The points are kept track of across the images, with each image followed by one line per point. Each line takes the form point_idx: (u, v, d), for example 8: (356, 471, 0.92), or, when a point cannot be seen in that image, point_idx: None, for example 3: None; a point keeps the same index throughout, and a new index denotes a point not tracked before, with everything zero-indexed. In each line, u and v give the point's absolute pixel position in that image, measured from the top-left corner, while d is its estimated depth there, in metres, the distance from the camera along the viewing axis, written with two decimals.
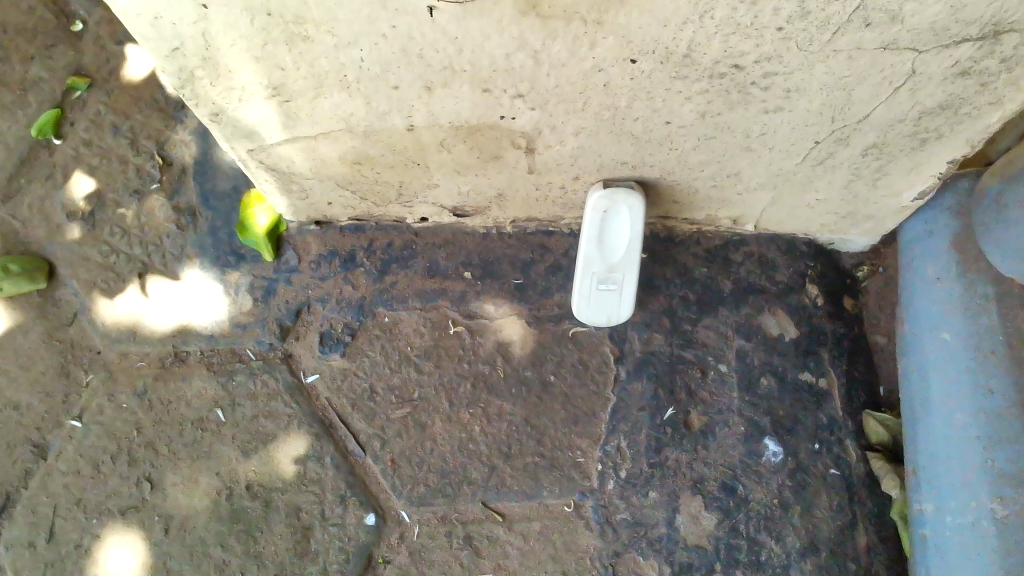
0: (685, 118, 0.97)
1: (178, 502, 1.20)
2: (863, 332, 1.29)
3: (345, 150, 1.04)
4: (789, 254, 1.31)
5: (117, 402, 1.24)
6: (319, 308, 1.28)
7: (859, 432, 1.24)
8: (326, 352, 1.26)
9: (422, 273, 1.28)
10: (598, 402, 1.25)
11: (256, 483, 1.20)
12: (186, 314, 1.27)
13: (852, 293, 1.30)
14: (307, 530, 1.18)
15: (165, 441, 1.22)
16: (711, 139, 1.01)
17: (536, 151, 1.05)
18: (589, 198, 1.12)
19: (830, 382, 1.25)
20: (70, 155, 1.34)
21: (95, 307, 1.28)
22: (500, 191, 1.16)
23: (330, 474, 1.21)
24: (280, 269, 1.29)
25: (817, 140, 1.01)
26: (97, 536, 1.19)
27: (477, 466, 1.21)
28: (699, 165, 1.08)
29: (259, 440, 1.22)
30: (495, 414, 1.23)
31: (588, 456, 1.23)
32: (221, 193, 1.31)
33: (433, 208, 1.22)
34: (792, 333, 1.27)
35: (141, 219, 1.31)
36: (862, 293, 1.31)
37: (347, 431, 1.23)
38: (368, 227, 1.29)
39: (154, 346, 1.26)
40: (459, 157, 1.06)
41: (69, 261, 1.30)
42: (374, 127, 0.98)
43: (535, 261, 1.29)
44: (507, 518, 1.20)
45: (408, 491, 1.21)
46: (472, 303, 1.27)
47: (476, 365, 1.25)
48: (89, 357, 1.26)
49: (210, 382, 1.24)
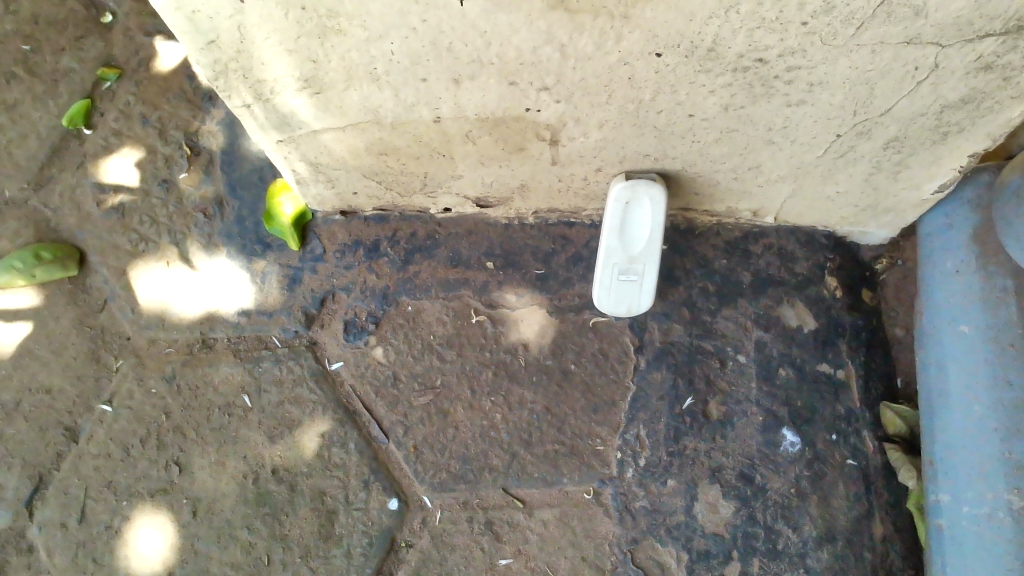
0: (708, 111, 0.98)
1: (206, 485, 1.22)
2: (881, 324, 1.30)
3: (372, 141, 1.06)
4: (809, 246, 1.32)
5: (146, 387, 1.26)
6: (344, 297, 1.30)
7: (876, 424, 1.25)
8: (350, 339, 1.28)
9: (444, 262, 1.30)
10: (618, 391, 1.26)
11: (282, 467, 1.23)
12: (213, 301, 1.30)
13: (870, 286, 1.31)
14: (331, 514, 1.21)
15: (193, 426, 1.25)
16: (734, 132, 1.03)
17: (559, 143, 1.06)
18: (611, 189, 1.13)
19: (848, 374, 1.27)
20: (101, 145, 1.37)
21: (124, 294, 1.30)
22: (523, 182, 1.18)
23: (354, 459, 1.23)
24: (305, 258, 1.31)
25: (839, 134, 1.02)
26: (127, 517, 1.22)
27: (499, 453, 1.24)
28: (721, 158, 1.09)
29: (285, 426, 1.24)
30: (516, 402, 1.25)
31: (607, 444, 1.24)
32: (248, 182, 1.33)
33: (456, 198, 1.24)
34: (810, 325, 1.29)
35: (169, 208, 1.33)
36: (881, 285, 1.32)
37: (371, 418, 1.25)
38: (391, 217, 1.31)
39: (182, 332, 1.28)
40: (483, 148, 1.07)
41: (99, 248, 1.32)
42: (401, 118, 1.00)
43: (557, 252, 1.31)
44: (527, 504, 1.22)
45: (430, 477, 1.23)
46: (494, 292, 1.29)
47: (498, 354, 1.27)
48: (119, 343, 1.29)
49: (237, 368, 1.26)
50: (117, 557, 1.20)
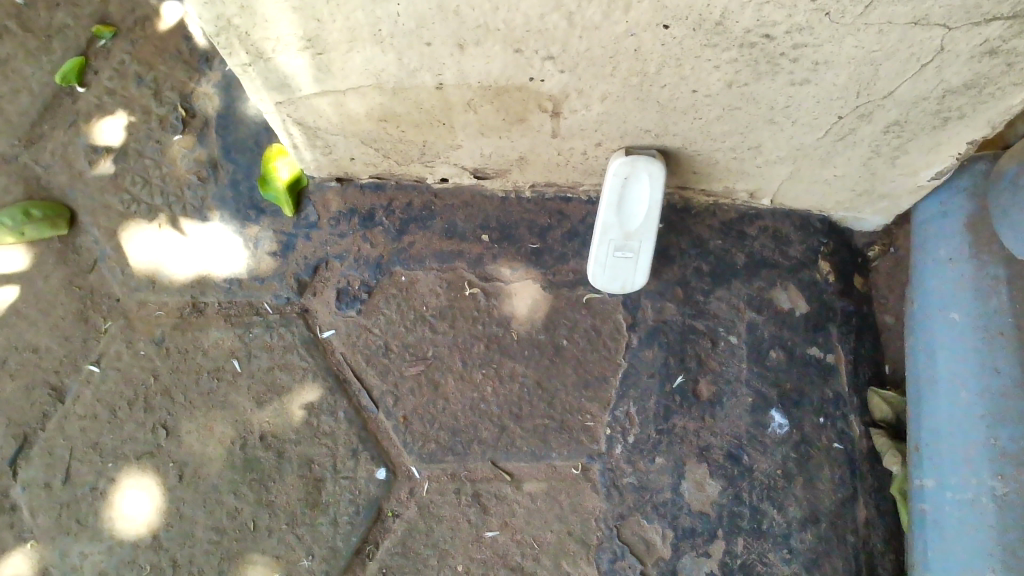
0: (711, 87, 0.98)
1: (193, 448, 1.22)
2: (872, 312, 1.32)
3: (373, 106, 1.04)
4: (803, 230, 1.33)
5: (135, 349, 1.25)
6: (337, 265, 1.28)
7: (863, 409, 1.27)
8: (342, 308, 1.27)
9: (440, 234, 1.28)
10: (609, 367, 1.26)
11: (270, 434, 1.23)
12: (205, 264, 1.28)
13: (862, 272, 1.33)
14: (319, 481, 1.21)
15: (181, 390, 1.24)
16: (736, 109, 1.02)
17: (561, 115, 1.05)
18: (611, 164, 1.13)
19: (837, 358, 1.29)
20: (94, 104, 1.33)
21: (114, 255, 1.28)
22: (523, 154, 1.16)
23: (344, 428, 1.23)
24: (299, 225, 1.28)
25: (841, 115, 1.03)
26: (113, 479, 1.21)
27: (488, 426, 1.23)
28: (721, 136, 1.09)
29: (273, 392, 1.24)
30: (507, 375, 1.24)
31: (597, 420, 1.24)
32: (243, 146, 1.30)
33: (454, 168, 1.22)
34: (803, 309, 1.30)
35: (162, 169, 1.30)
36: (872, 272, 1.33)
37: (361, 387, 1.24)
38: (388, 186, 1.28)
39: (173, 295, 1.27)
40: (484, 118, 1.06)
41: (89, 208, 1.30)
42: (403, 83, 0.99)
43: (553, 227, 1.28)
44: (515, 477, 1.22)
45: (419, 448, 1.23)
46: (489, 265, 1.27)
47: (490, 327, 1.26)
48: (108, 305, 1.27)
49: (227, 334, 1.25)
50: (102, 518, 1.20)
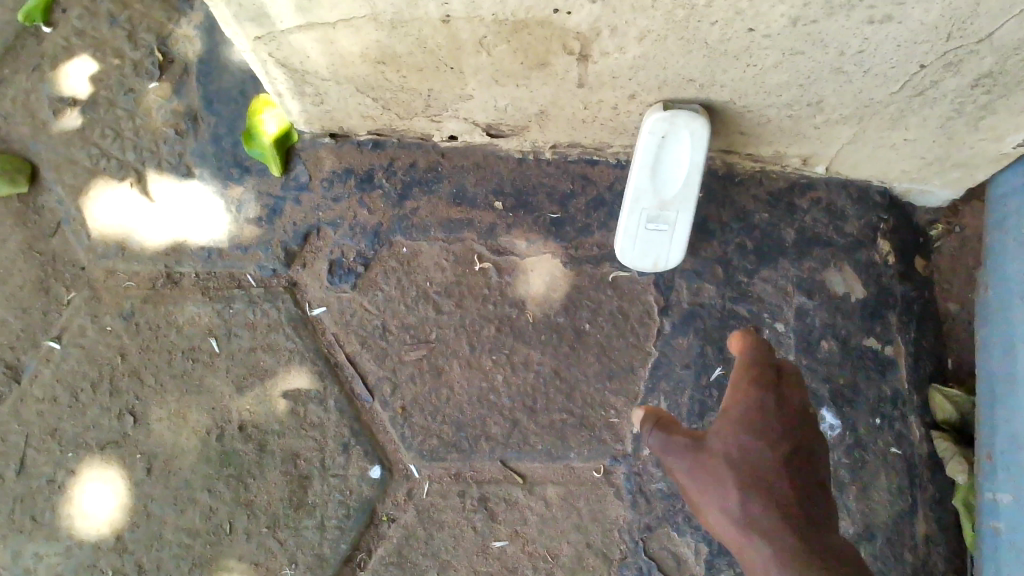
0: (772, 25, 0.81)
1: (163, 438, 1.08)
2: (932, 299, 1.16)
3: (368, 45, 0.88)
4: (862, 203, 1.16)
5: (101, 324, 1.11)
6: (330, 233, 1.12)
7: (923, 409, 1.14)
8: (335, 283, 1.11)
9: (447, 199, 1.12)
10: (637, 357, 1.10)
11: (251, 424, 1.08)
12: (181, 230, 1.13)
13: (924, 253, 1.17)
14: (305, 479, 1.07)
15: (152, 371, 1.10)
16: (799, 55, 0.86)
17: (590, 59, 0.89)
18: (646, 119, 0.97)
19: (896, 350, 1.14)
20: (61, 46, 1.16)
21: (80, 217, 1.13)
22: (544, 107, 1.00)
23: (333, 420, 1.08)
24: (288, 186, 1.13)
25: (923, 64, 0.86)
26: (72, 471, 1.08)
27: (498, 421, 1.08)
28: (777, 88, 0.93)
29: (256, 376, 1.09)
30: (521, 363, 1.09)
31: (623, 417, 1.09)
32: (226, 96, 1.14)
33: (463, 124, 1.05)
34: (859, 294, 1.14)
35: (136, 121, 1.15)
36: (935, 254, 1.17)
37: (354, 372, 1.10)
38: (388, 144, 1.12)
39: (144, 265, 1.12)
40: (499, 62, 0.90)
41: (53, 163, 1.14)
42: (403, 16, 0.82)
43: (576, 193, 1.12)
44: (527, 480, 1.08)
45: (419, 444, 1.08)
46: (502, 237, 1.11)
47: (502, 307, 1.10)
48: (72, 273, 1.12)
49: (205, 309, 1.11)
50: (60, 515, 1.07)
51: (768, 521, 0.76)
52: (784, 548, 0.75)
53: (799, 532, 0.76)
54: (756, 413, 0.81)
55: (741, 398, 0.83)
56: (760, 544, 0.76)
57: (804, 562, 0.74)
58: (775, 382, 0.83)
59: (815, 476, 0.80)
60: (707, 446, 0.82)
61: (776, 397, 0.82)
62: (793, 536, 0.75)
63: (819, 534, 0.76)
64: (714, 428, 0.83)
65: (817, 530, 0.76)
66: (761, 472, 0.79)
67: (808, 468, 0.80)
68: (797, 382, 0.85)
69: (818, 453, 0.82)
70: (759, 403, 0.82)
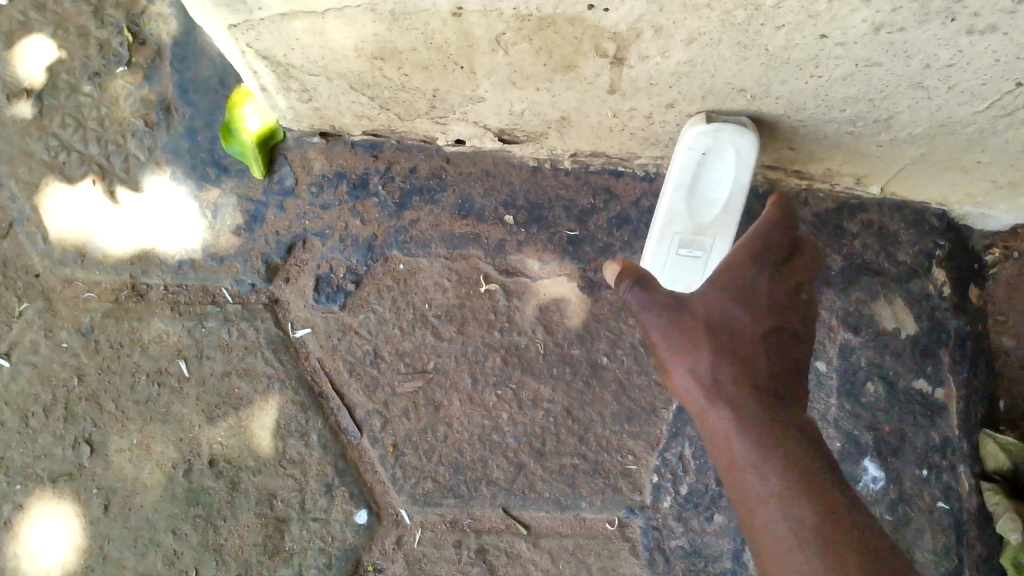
0: (849, 31, 0.68)
1: (123, 472, 0.96)
2: (987, 332, 1.04)
3: (365, 38, 0.74)
4: (917, 228, 1.03)
5: (56, 340, 0.98)
6: (317, 245, 0.99)
7: (974, 458, 1.01)
8: (322, 301, 0.99)
9: (451, 211, 0.99)
10: (661, 397, 0.97)
11: (222, 458, 0.96)
12: (149, 236, 1.00)
13: (977, 281, 1.04)
14: (282, 523, 0.95)
15: (112, 396, 0.97)
16: (874, 66, 0.73)
17: (626, 63, 0.75)
18: (684, 130, 0.84)
19: (947, 394, 1.02)
20: (17, 20, 1.03)
21: (35, 218, 1.00)
22: (566, 113, 0.86)
23: (316, 457, 0.96)
24: (271, 190, 1.00)
25: (1021, 83, 0.72)
26: (20, 506, 0.96)
27: (501, 464, 0.96)
28: (840, 102, 0.80)
29: (229, 405, 0.97)
30: (529, 399, 0.97)
31: (641, 463, 0.97)
32: (203, 84, 1.01)
33: (472, 127, 0.92)
34: (910, 329, 1.02)
35: (100, 109, 1.01)
36: (990, 280, 1.04)
37: (340, 403, 0.97)
38: (385, 147, 0.99)
39: (106, 274, 1.00)
40: (518, 62, 0.76)
41: (5, 154, 1.01)
42: (407, 6, 0.69)
43: (597, 209, 0.99)
44: (531, 531, 0.96)
45: (411, 486, 0.96)
46: (512, 256, 0.99)
47: (509, 335, 0.97)
48: (25, 281, 0.99)
49: (173, 327, 0.98)
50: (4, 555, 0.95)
51: (738, 388, 0.74)
52: (750, 416, 0.73)
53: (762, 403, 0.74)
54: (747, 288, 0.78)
55: (737, 265, 0.79)
56: (726, 407, 0.73)
57: (766, 430, 0.72)
58: (774, 262, 0.80)
59: (790, 361, 0.78)
60: (690, 301, 0.78)
61: (770, 277, 0.80)
62: (760, 405, 0.73)
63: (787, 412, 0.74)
64: (705, 289, 0.80)
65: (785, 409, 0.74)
66: (742, 341, 0.76)
67: (785, 352, 0.78)
68: (791, 268, 0.82)
69: (797, 340, 0.80)
70: (751, 277, 0.79)
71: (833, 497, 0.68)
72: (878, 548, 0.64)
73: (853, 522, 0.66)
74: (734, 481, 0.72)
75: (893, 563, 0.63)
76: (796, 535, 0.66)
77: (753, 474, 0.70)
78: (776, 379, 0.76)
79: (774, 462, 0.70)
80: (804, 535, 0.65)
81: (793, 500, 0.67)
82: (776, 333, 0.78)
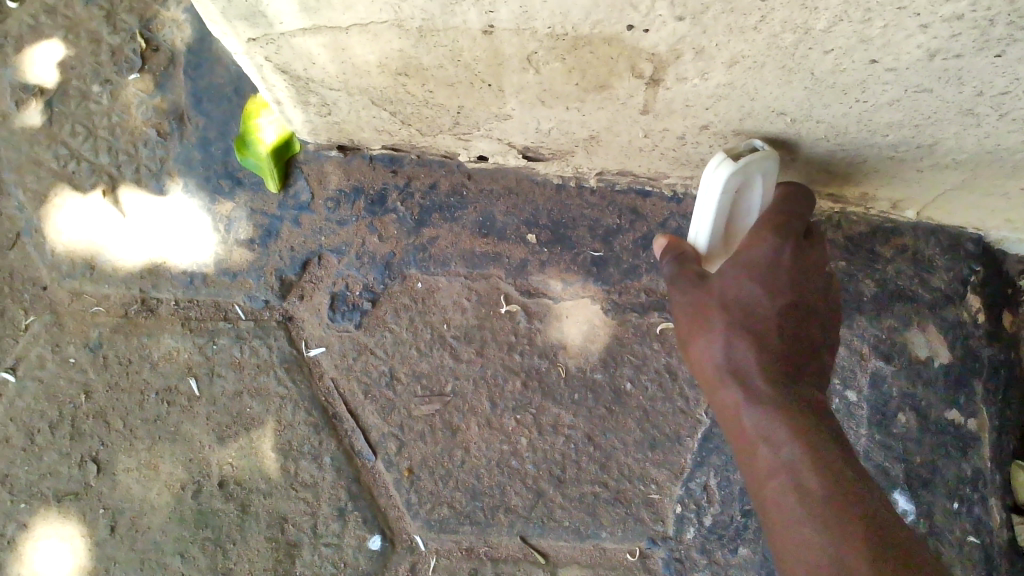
0: (900, 57, 0.64)
1: (130, 492, 0.93)
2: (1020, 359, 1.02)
3: (389, 54, 0.71)
4: (952, 253, 1.00)
5: (63, 355, 0.95)
6: (333, 262, 0.96)
7: (1006, 489, 0.98)
8: (337, 320, 0.96)
9: (472, 229, 0.96)
10: (686, 424, 0.94)
11: (232, 480, 0.93)
12: (160, 249, 0.97)
13: (1011, 307, 1.02)
14: (292, 547, 0.92)
15: (120, 413, 0.94)
16: (923, 92, 0.69)
17: (661, 84, 0.72)
18: (712, 178, 0.78)
19: (981, 425, 0.98)
20: (27, 25, 1.01)
21: (43, 228, 0.98)
22: (595, 133, 0.83)
23: (329, 480, 0.93)
24: (286, 205, 0.97)
25: None
26: (23, 525, 0.93)
27: (520, 490, 0.93)
28: (884, 127, 0.76)
29: (240, 425, 0.94)
30: (549, 425, 0.93)
31: (664, 492, 0.94)
32: (218, 93, 0.98)
33: (497, 144, 0.89)
34: (945, 358, 0.99)
35: (112, 117, 0.98)
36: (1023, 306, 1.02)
37: (355, 425, 0.94)
38: (405, 161, 0.96)
39: (116, 287, 0.97)
40: (549, 80, 0.73)
41: (14, 162, 0.98)
42: (435, 22, 0.66)
43: (623, 230, 0.96)
44: (550, 560, 0.93)
45: (426, 512, 0.93)
46: (534, 276, 0.96)
47: (530, 358, 0.94)
48: (32, 293, 0.97)
49: (183, 343, 0.95)
50: None
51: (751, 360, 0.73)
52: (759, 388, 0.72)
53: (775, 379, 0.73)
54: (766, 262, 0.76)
55: (755, 237, 0.78)
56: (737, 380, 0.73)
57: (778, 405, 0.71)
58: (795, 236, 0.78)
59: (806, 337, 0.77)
60: None
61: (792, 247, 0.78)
62: (774, 381, 0.72)
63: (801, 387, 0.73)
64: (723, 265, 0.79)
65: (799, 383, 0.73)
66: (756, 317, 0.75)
67: (801, 328, 0.77)
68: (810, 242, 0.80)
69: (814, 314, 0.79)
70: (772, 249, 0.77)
71: (843, 468, 0.66)
72: (887, 519, 0.63)
73: (863, 495, 0.65)
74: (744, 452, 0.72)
75: (901, 537, 0.62)
76: (805, 507, 0.64)
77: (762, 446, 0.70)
78: (792, 354, 0.75)
79: (785, 432, 0.69)
80: (815, 506, 0.64)
81: (798, 474, 0.66)
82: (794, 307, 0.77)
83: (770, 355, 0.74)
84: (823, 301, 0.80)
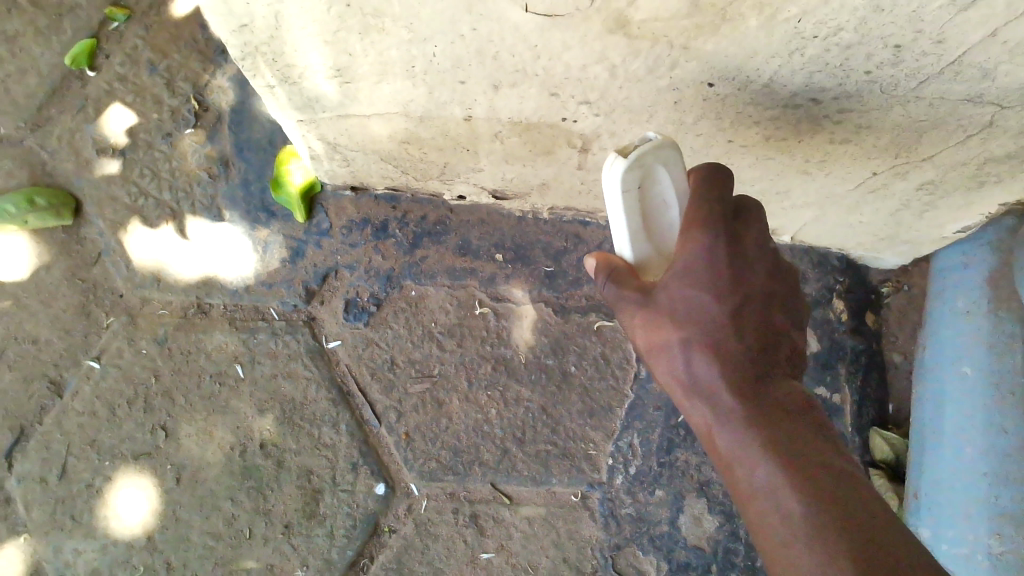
0: (748, 139, 0.95)
1: (191, 452, 1.22)
2: (880, 349, 1.32)
3: (397, 130, 1.00)
4: (820, 268, 1.31)
5: (137, 348, 1.23)
6: (347, 275, 1.25)
7: (864, 448, 1.29)
8: (350, 319, 1.25)
9: (454, 250, 1.25)
10: (616, 398, 1.24)
11: (270, 442, 1.22)
12: (211, 265, 1.25)
13: (874, 309, 1.32)
14: (317, 493, 1.21)
15: (182, 391, 1.22)
16: (770, 159, 1.00)
17: (589, 152, 1.02)
18: (607, 180, 0.76)
19: (843, 399, 1.30)
20: (104, 89, 1.28)
21: (119, 249, 1.25)
22: (545, 181, 1.13)
23: (344, 441, 1.22)
24: (310, 231, 1.25)
25: (875, 173, 1.00)
26: (108, 477, 1.21)
27: (491, 448, 1.23)
28: (751, 179, 1.07)
29: (276, 400, 1.22)
30: (513, 398, 1.23)
31: (600, 449, 1.24)
32: (256, 144, 1.26)
33: (472, 187, 1.18)
34: (814, 348, 1.30)
35: (172, 163, 1.26)
36: (884, 308, 1.32)
37: (364, 400, 1.23)
38: (403, 198, 1.26)
39: (177, 295, 1.25)
40: (510, 148, 1.03)
41: (95, 198, 1.26)
42: (431, 113, 0.95)
43: (568, 250, 1.26)
44: (513, 501, 1.22)
45: (419, 465, 1.22)
46: (501, 286, 1.25)
47: (498, 348, 1.24)
48: (112, 299, 1.25)
49: (231, 337, 1.24)
50: (96, 517, 1.20)
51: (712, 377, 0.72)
52: (723, 406, 0.72)
53: (742, 392, 0.71)
54: (699, 265, 0.73)
55: (683, 240, 0.74)
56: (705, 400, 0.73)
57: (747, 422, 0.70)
58: (727, 225, 0.73)
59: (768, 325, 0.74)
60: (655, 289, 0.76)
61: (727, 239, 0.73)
62: (739, 395, 0.71)
63: (768, 390, 0.72)
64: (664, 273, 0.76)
65: (766, 385, 0.72)
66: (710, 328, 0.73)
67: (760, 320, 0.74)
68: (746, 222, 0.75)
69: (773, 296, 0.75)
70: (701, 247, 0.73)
71: (821, 471, 0.66)
72: (862, 502, 0.64)
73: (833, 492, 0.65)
74: (729, 471, 0.72)
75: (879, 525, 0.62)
76: (787, 526, 0.64)
77: (739, 466, 0.70)
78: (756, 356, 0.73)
79: (756, 451, 0.69)
80: (794, 520, 0.64)
81: (784, 495, 0.65)
82: (743, 302, 0.73)
83: (728, 362, 0.72)
84: (777, 277, 0.76)
